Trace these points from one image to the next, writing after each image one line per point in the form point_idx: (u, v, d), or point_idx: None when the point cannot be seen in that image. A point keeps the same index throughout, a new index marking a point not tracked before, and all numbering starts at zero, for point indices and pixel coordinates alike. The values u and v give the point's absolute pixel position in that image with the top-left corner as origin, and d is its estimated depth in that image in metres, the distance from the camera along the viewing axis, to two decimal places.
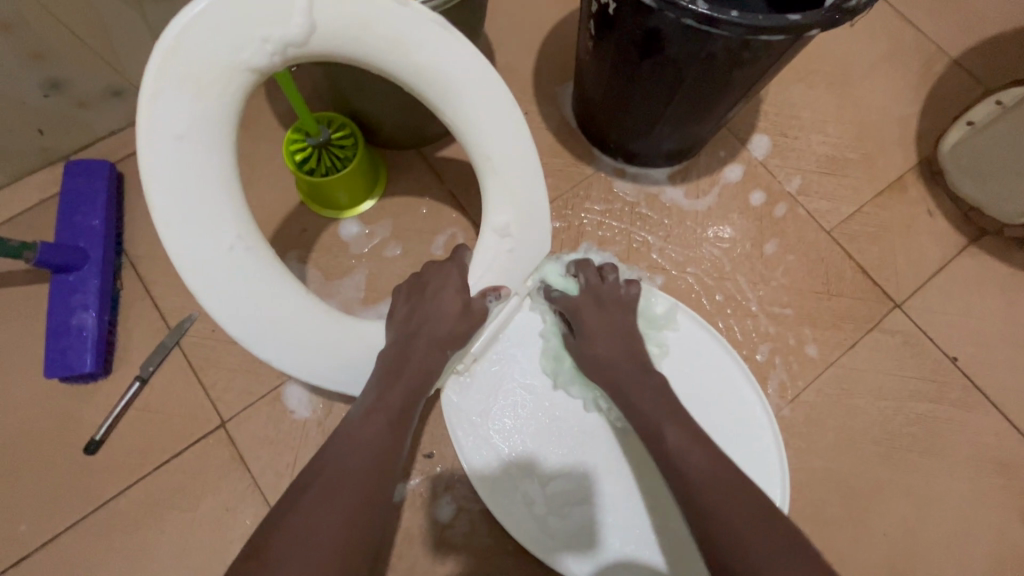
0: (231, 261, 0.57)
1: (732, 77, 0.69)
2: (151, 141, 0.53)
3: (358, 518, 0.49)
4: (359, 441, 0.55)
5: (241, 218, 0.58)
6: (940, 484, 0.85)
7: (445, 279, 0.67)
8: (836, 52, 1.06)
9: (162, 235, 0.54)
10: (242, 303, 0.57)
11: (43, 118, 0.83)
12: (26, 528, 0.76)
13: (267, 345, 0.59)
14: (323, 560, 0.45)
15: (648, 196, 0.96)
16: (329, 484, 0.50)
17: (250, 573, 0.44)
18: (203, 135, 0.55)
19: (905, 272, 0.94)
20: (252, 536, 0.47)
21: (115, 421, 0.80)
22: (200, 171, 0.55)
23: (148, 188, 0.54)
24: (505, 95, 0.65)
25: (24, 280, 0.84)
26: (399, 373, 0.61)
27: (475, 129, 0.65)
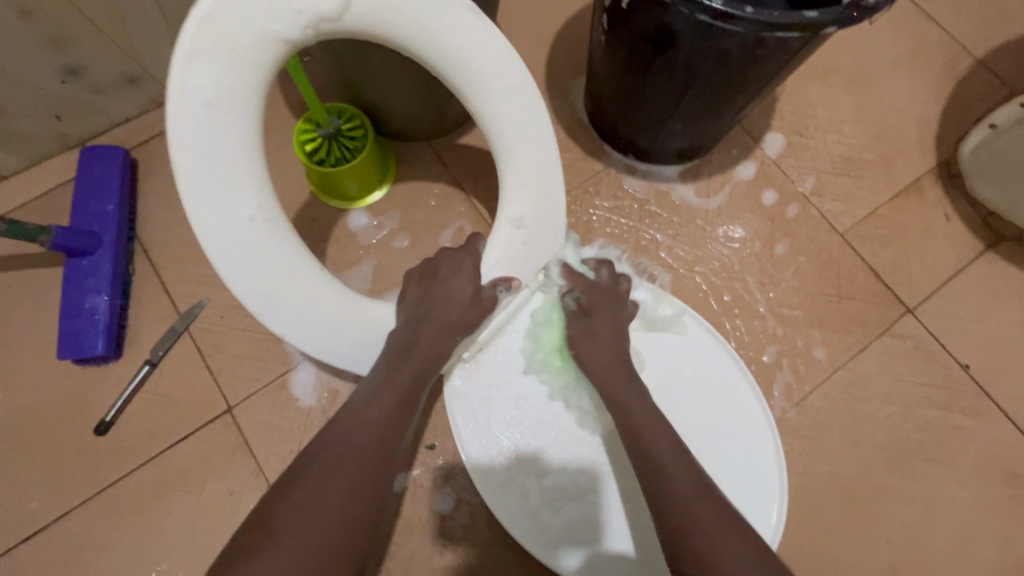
0: (251, 229, 0.57)
1: (746, 75, 0.68)
2: (182, 106, 0.53)
3: (360, 497, 0.50)
4: (364, 421, 0.56)
5: (265, 193, 0.58)
6: (946, 492, 0.84)
7: (459, 266, 0.67)
8: (855, 51, 1.04)
9: (184, 196, 0.54)
10: (257, 274, 0.58)
11: (60, 103, 0.85)
12: (37, 505, 0.78)
13: (281, 318, 0.59)
14: (324, 535, 0.47)
15: (658, 193, 0.95)
16: (333, 460, 0.51)
17: (255, 543, 0.45)
18: (231, 108, 0.55)
19: (919, 276, 0.92)
20: (256, 508, 0.49)
21: (125, 403, 0.81)
22: (228, 144, 0.55)
23: (174, 151, 0.53)
24: (532, 86, 0.65)
25: (40, 263, 0.85)
26: (407, 358, 0.61)
27: (501, 113, 0.65)
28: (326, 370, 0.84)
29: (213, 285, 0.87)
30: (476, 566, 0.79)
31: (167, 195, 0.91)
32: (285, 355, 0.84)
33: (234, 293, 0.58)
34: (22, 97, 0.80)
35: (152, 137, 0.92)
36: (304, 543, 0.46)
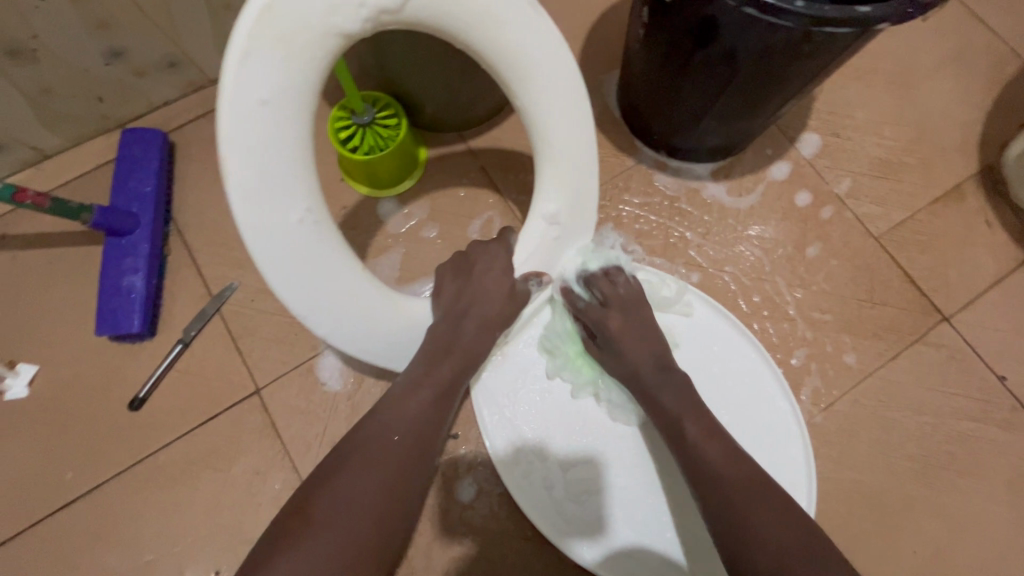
0: (298, 233, 0.57)
1: (789, 72, 0.67)
2: (236, 102, 0.52)
3: (396, 493, 0.52)
4: (402, 415, 0.56)
5: (312, 196, 0.58)
6: (977, 506, 0.82)
7: (495, 258, 0.68)
8: (898, 50, 1.01)
9: (233, 197, 0.53)
10: (300, 277, 0.58)
11: (102, 86, 0.86)
12: (72, 475, 0.81)
13: (322, 318, 0.60)
14: (362, 529, 0.48)
15: (689, 190, 0.94)
16: (371, 454, 0.53)
17: (296, 530, 0.47)
18: (287, 104, 0.54)
19: (956, 284, 0.90)
20: (297, 494, 0.51)
21: (158, 381, 0.83)
22: (282, 142, 0.54)
23: (225, 149, 0.52)
24: (579, 85, 0.66)
25: (80, 241, 0.88)
26: (448, 355, 0.62)
27: (548, 112, 0.65)
28: (352, 356, 0.85)
29: (244, 269, 0.89)
30: (495, 556, 0.79)
31: (202, 179, 0.92)
32: (313, 340, 0.86)
33: (275, 291, 0.58)
34: (66, 78, 0.82)
35: (189, 121, 0.94)
36: (344, 533, 0.47)
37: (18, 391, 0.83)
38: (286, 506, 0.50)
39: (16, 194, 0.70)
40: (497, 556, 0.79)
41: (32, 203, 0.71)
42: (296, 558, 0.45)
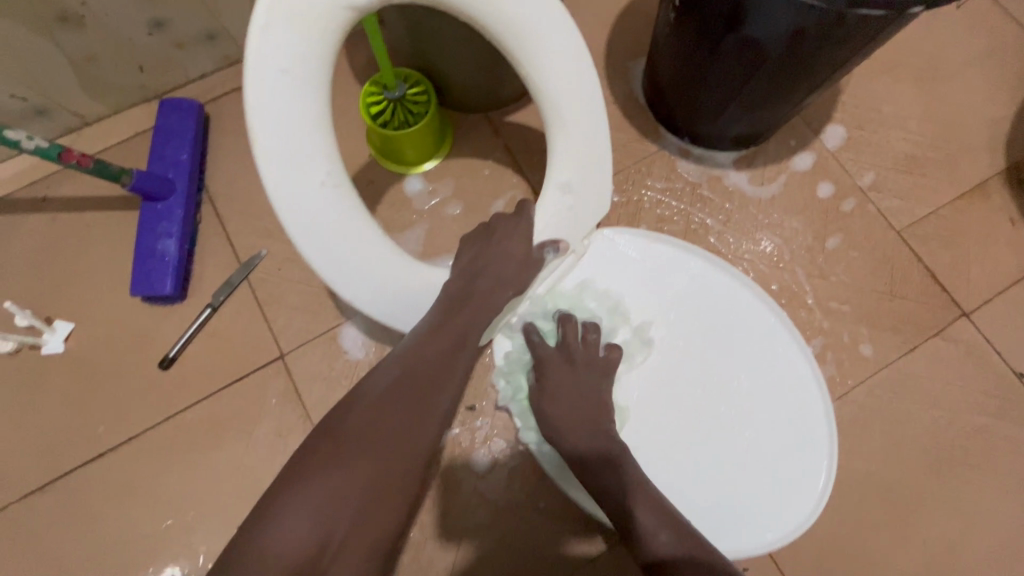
0: (321, 196, 0.60)
1: (819, 59, 0.67)
2: (259, 72, 0.56)
3: (422, 423, 0.52)
4: (427, 353, 0.57)
5: (332, 161, 0.61)
6: (990, 501, 0.82)
7: (514, 228, 0.68)
8: (928, 46, 1.01)
9: (261, 164, 0.57)
10: (324, 236, 0.60)
11: (144, 56, 0.89)
12: (103, 429, 0.84)
13: (345, 280, 0.62)
14: (389, 456, 0.49)
15: (712, 178, 0.95)
16: (398, 384, 0.53)
17: (326, 451, 0.48)
18: (306, 73, 0.58)
19: (977, 281, 0.90)
20: (326, 419, 0.51)
21: (187, 342, 0.86)
22: (302, 111, 0.58)
23: (252, 118, 0.56)
24: (585, 57, 0.68)
25: (117, 206, 0.91)
26: (466, 306, 0.62)
27: (556, 86, 0.67)
28: (375, 327, 0.87)
29: (273, 238, 0.91)
30: (506, 524, 0.82)
31: (235, 150, 0.95)
32: (337, 309, 0.88)
33: (302, 255, 0.60)
34: (111, 47, 0.85)
35: (224, 94, 0.97)
36: (352, 471, 0.47)
37: (54, 346, 0.86)
38: (316, 430, 0.51)
39: (63, 154, 0.72)
40: (508, 525, 0.82)
41: (77, 162, 0.74)
42: (325, 476, 0.46)
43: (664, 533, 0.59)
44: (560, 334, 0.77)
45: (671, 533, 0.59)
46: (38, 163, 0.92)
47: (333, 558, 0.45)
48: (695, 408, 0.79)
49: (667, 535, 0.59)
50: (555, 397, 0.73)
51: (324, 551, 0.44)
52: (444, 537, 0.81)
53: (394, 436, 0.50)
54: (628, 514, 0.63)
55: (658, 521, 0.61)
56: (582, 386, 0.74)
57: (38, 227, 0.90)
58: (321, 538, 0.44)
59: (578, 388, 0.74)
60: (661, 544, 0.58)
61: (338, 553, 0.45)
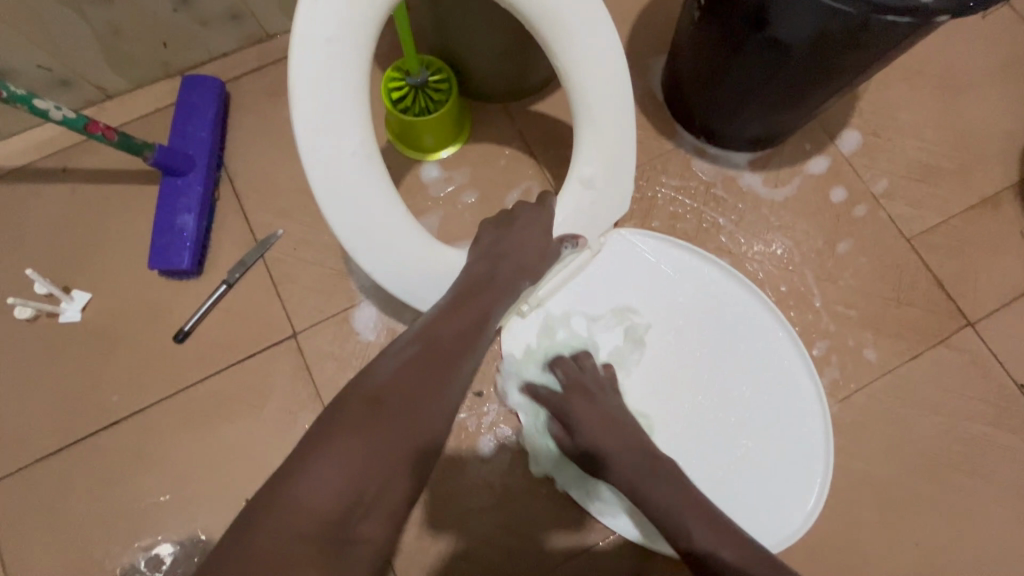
0: (350, 166, 0.61)
1: (842, 63, 0.68)
2: (306, 37, 0.57)
3: (446, 394, 0.54)
4: (451, 329, 0.58)
5: (366, 131, 0.62)
6: (984, 508, 0.83)
7: (537, 218, 0.70)
8: (948, 55, 1.01)
9: (297, 125, 0.59)
10: (350, 207, 0.62)
11: (169, 32, 0.90)
12: (117, 398, 0.85)
13: (367, 251, 0.63)
14: (419, 424, 0.51)
15: (726, 177, 0.95)
16: (427, 357, 0.55)
17: (360, 415, 0.49)
18: (348, 43, 0.59)
19: (984, 291, 0.91)
20: (357, 384, 0.52)
21: (201, 317, 0.88)
22: (340, 80, 0.59)
23: (292, 81, 0.58)
24: (619, 51, 0.70)
25: (137, 179, 0.92)
26: (489, 289, 0.64)
27: (587, 78, 0.69)
28: (387, 310, 0.88)
29: (289, 218, 0.92)
30: (509, 508, 0.84)
31: (255, 129, 0.96)
32: (350, 292, 0.89)
33: (327, 222, 0.62)
34: (137, 22, 0.85)
35: (245, 74, 0.98)
36: (380, 437, 0.48)
37: (71, 315, 0.87)
38: (346, 393, 0.52)
39: (88, 125, 0.73)
40: (511, 509, 0.84)
41: (102, 134, 0.75)
42: (357, 441, 0.47)
43: (726, 549, 0.59)
44: (560, 376, 0.76)
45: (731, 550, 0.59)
46: (62, 133, 0.93)
47: (361, 517, 0.46)
48: (695, 404, 0.81)
49: (729, 547, 0.59)
50: (583, 431, 0.70)
51: (353, 508, 0.46)
52: (447, 519, 0.84)
53: (420, 404, 0.52)
54: (681, 528, 0.63)
55: (716, 535, 0.61)
56: (605, 410, 0.72)
57: (59, 197, 0.91)
58: (352, 497, 0.46)
59: (602, 415, 0.71)
60: (724, 562, 0.58)
61: (366, 512, 0.46)
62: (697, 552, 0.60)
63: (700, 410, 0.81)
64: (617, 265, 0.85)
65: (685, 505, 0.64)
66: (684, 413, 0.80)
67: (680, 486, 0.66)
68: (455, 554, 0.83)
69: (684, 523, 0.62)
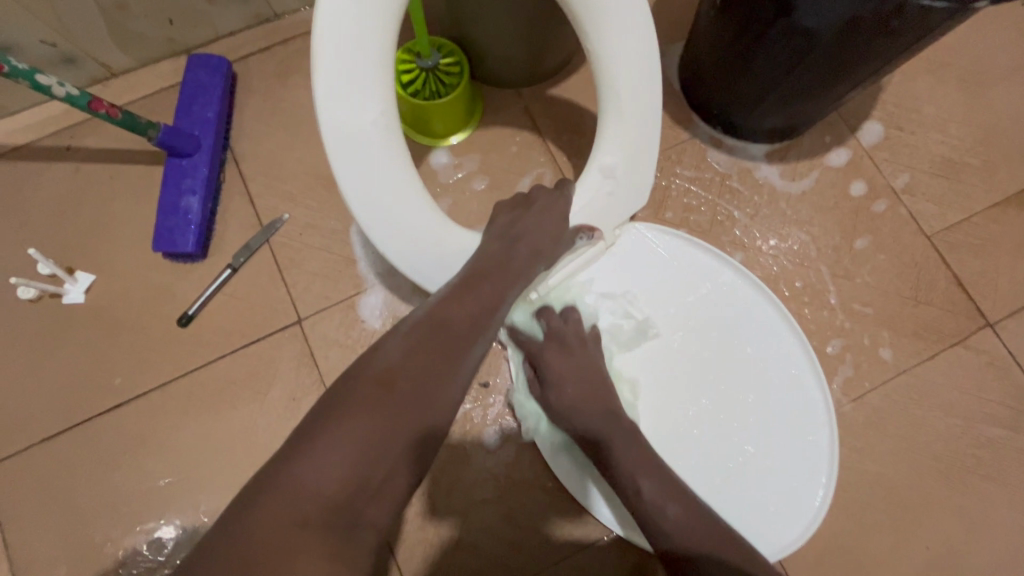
0: (370, 138, 0.59)
1: (870, 51, 0.66)
2: (334, 2, 0.55)
3: (454, 379, 0.52)
4: (461, 313, 0.56)
5: (386, 104, 0.60)
6: (995, 512, 0.82)
7: (555, 204, 0.68)
8: (976, 47, 0.98)
9: (318, 87, 0.56)
10: (367, 180, 0.60)
11: (176, 10, 0.87)
12: (121, 381, 0.85)
13: (382, 228, 0.62)
14: (427, 408, 0.50)
15: (742, 169, 0.93)
16: (436, 340, 0.53)
17: (371, 395, 0.47)
18: (375, 11, 0.56)
19: (1004, 291, 0.88)
20: (368, 362, 0.50)
21: (206, 301, 0.86)
22: (363, 48, 0.57)
23: (317, 41, 0.55)
24: (651, 34, 0.67)
25: (142, 160, 0.91)
26: (504, 274, 0.62)
27: (617, 62, 0.67)
28: (393, 297, 0.87)
29: (296, 203, 0.91)
30: (513, 501, 0.83)
31: (262, 111, 0.94)
32: (357, 278, 0.88)
33: (341, 191, 0.60)
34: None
35: (253, 54, 0.96)
36: (388, 420, 0.47)
37: (75, 297, 0.87)
38: (357, 371, 0.50)
39: (92, 103, 0.71)
40: (516, 501, 0.83)
41: (106, 113, 0.73)
42: (365, 422, 0.46)
43: (672, 508, 0.63)
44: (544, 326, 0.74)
45: (674, 505, 0.63)
46: (66, 111, 0.91)
47: (366, 503, 0.45)
48: (699, 402, 0.79)
49: (677, 508, 0.63)
50: (559, 383, 0.72)
51: (359, 494, 0.45)
52: (451, 510, 0.83)
53: (428, 388, 0.50)
54: (634, 486, 0.66)
55: (665, 494, 0.64)
56: (581, 362, 0.73)
57: (63, 176, 0.90)
58: (357, 481, 0.45)
59: (580, 367, 0.73)
60: (669, 517, 0.62)
61: (372, 498, 0.46)
62: (646, 506, 0.64)
63: (699, 410, 0.79)
64: (629, 262, 0.82)
65: (637, 457, 0.67)
66: (685, 410, 0.79)
67: (636, 443, 0.69)
68: (458, 546, 0.82)
69: (637, 477, 0.66)
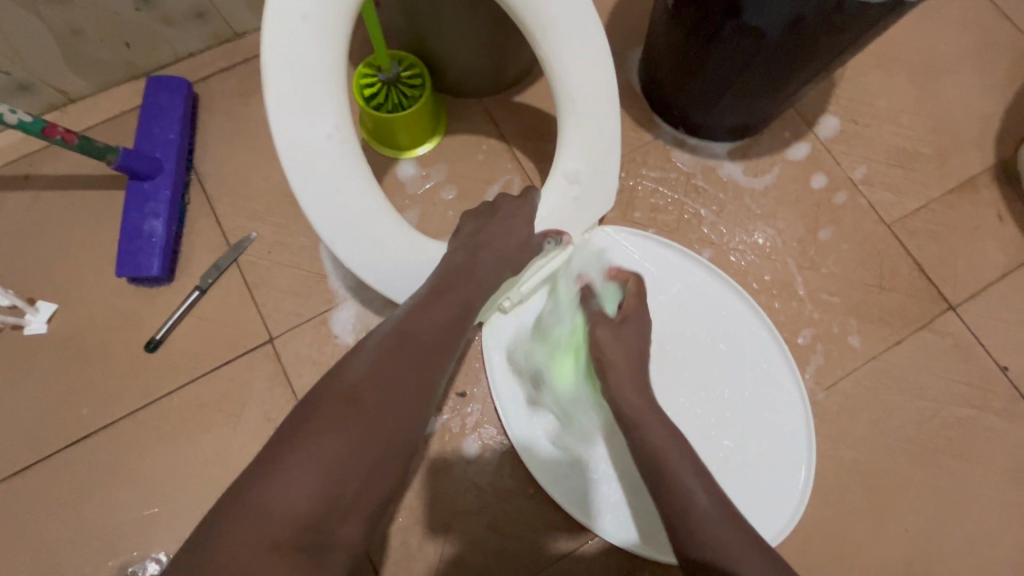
0: (327, 151, 0.59)
1: (816, 48, 0.68)
2: (277, 21, 0.55)
3: (419, 393, 0.52)
4: (427, 324, 0.56)
5: (343, 117, 0.60)
6: (969, 490, 0.83)
7: (518, 210, 0.69)
8: (922, 42, 1.02)
9: (270, 106, 0.57)
10: (326, 194, 0.60)
11: (132, 32, 0.87)
12: (87, 411, 0.82)
13: (346, 242, 0.62)
14: (396, 419, 0.49)
15: (706, 168, 0.95)
16: (401, 355, 0.53)
17: (337, 412, 0.47)
18: (321, 29, 0.57)
19: (965, 274, 0.91)
20: (335, 379, 0.50)
21: (174, 325, 0.85)
22: (312, 61, 0.57)
23: (267, 64, 0.56)
24: (604, 41, 0.69)
25: (104, 185, 0.89)
26: (469, 283, 0.62)
27: (572, 71, 0.68)
28: (365, 312, 0.86)
29: (264, 222, 0.90)
30: (497, 510, 0.82)
31: (225, 131, 0.93)
32: (328, 294, 0.87)
33: (302, 208, 0.60)
34: (97, 22, 0.82)
35: (215, 74, 0.95)
36: (357, 432, 0.47)
37: (37, 327, 0.84)
38: (325, 390, 0.49)
39: (46, 129, 0.70)
40: (500, 510, 0.82)
41: (61, 138, 0.72)
42: (334, 439, 0.46)
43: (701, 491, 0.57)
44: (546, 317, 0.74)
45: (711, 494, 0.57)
46: (22, 139, 0.89)
47: (340, 519, 0.44)
48: (678, 400, 0.80)
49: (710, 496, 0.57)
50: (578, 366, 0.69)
51: (333, 509, 0.44)
52: (434, 524, 0.82)
53: (400, 396, 0.50)
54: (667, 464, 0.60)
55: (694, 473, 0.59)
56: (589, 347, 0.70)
57: (21, 206, 0.88)
58: (328, 497, 0.44)
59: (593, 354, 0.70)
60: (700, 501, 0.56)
61: (346, 512, 0.45)
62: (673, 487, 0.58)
63: (677, 408, 0.80)
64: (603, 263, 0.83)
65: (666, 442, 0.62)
66: (662, 408, 0.80)
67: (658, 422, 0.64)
68: (443, 559, 0.81)
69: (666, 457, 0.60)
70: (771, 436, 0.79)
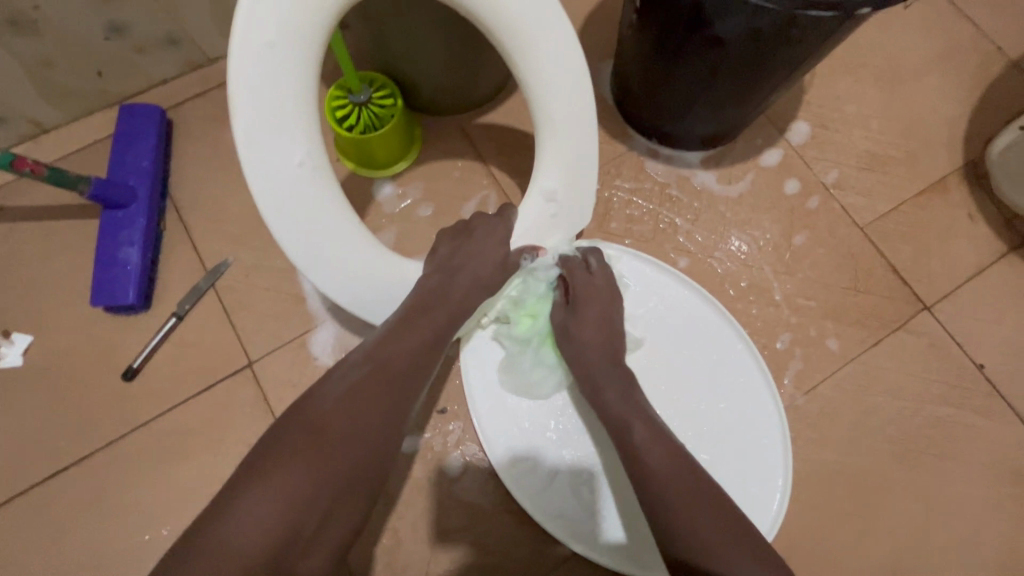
0: (298, 177, 0.59)
1: (775, 60, 0.69)
2: (246, 46, 0.55)
3: (387, 423, 0.52)
4: (397, 351, 0.56)
5: (314, 143, 0.60)
6: (950, 488, 0.84)
7: (490, 229, 0.69)
8: (888, 47, 1.04)
9: (238, 133, 0.56)
10: (297, 219, 0.60)
11: (103, 61, 0.87)
12: (65, 443, 0.82)
13: (320, 266, 0.62)
14: (361, 450, 0.49)
15: (680, 177, 0.96)
16: (369, 383, 0.53)
17: (301, 445, 0.47)
18: (293, 56, 0.57)
19: (938, 274, 0.92)
20: (302, 410, 0.50)
21: (151, 352, 0.84)
22: (281, 89, 0.57)
23: (235, 92, 0.55)
24: (581, 59, 0.69)
25: (78, 215, 0.89)
26: (441, 305, 0.62)
27: (549, 88, 0.68)
28: (345, 332, 0.86)
29: (241, 246, 0.90)
30: (482, 528, 0.82)
31: (200, 156, 0.93)
32: (307, 316, 0.87)
33: (273, 233, 0.60)
34: (67, 52, 0.83)
35: (188, 100, 0.96)
36: (320, 465, 0.47)
37: (12, 360, 0.84)
38: (291, 421, 0.49)
39: (15, 162, 0.70)
40: (485, 528, 0.81)
41: (30, 171, 0.72)
42: (296, 473, 0.46)
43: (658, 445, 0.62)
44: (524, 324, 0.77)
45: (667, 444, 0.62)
46: None
47: (300, 554, 0.44)
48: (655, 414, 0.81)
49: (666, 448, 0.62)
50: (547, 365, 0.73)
51: (292, 544, 0.44)
52: (418, 544, 0.81)
53: (367, 429, 0.50)
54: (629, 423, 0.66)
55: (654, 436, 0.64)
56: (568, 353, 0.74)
57: None
58: (288, 532, 0.44)
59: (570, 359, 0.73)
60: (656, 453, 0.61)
61: (306, 548, 0.45)
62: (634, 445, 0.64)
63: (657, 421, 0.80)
64: None
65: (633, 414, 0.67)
66: None
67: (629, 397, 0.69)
68: None
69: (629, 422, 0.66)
70: (748, 450, 0.79)
